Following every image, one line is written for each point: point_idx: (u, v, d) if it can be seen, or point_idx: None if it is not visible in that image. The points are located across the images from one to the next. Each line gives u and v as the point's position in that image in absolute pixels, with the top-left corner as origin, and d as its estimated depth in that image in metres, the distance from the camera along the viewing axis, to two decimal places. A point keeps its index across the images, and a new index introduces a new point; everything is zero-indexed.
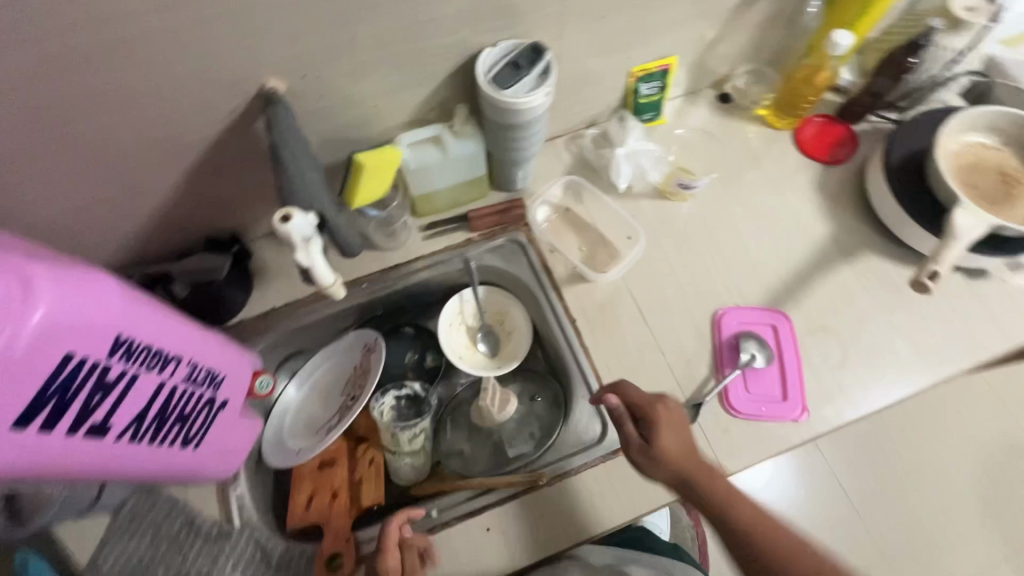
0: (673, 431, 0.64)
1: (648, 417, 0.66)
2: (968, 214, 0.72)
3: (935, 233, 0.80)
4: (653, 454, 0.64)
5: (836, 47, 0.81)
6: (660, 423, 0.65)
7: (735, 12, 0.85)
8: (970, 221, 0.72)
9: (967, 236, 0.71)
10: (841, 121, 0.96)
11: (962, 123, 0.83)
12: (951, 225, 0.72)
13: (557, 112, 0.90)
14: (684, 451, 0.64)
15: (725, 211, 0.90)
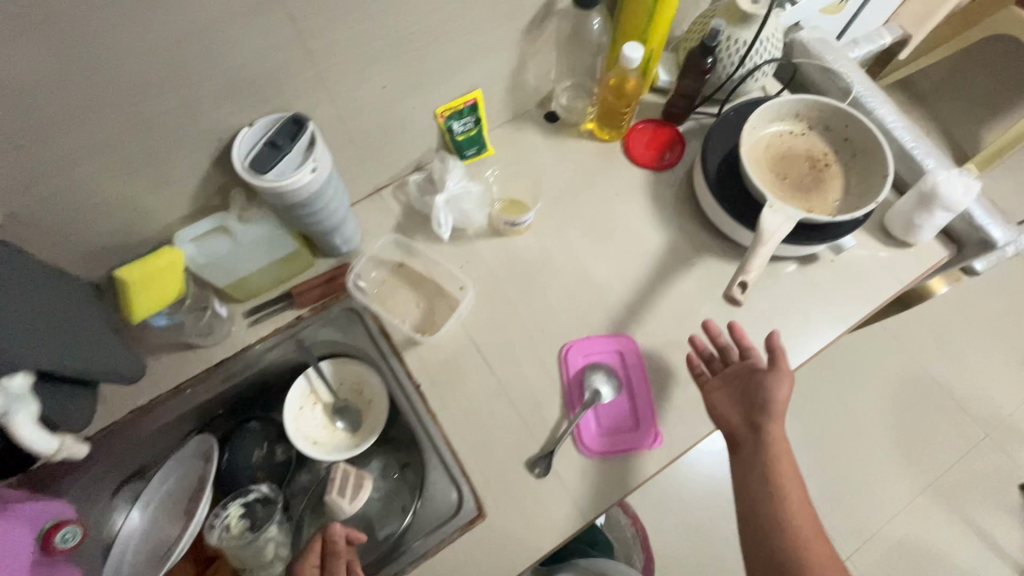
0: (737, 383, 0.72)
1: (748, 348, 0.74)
2: (777, 213, 0.72)
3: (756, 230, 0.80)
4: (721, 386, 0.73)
5: (629, 60, 0.79)
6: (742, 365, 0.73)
7: (528, 37, 0.82)
8: (778, 219, 0.72)
9: (778, 236, 0.71)
10: (666, 123, 0.95)
11: (767, 116, 0.84)
12: (759, 227, 0.71)
13: (372, 165, 0.85)
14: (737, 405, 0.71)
15: (563, 236, 0.87)
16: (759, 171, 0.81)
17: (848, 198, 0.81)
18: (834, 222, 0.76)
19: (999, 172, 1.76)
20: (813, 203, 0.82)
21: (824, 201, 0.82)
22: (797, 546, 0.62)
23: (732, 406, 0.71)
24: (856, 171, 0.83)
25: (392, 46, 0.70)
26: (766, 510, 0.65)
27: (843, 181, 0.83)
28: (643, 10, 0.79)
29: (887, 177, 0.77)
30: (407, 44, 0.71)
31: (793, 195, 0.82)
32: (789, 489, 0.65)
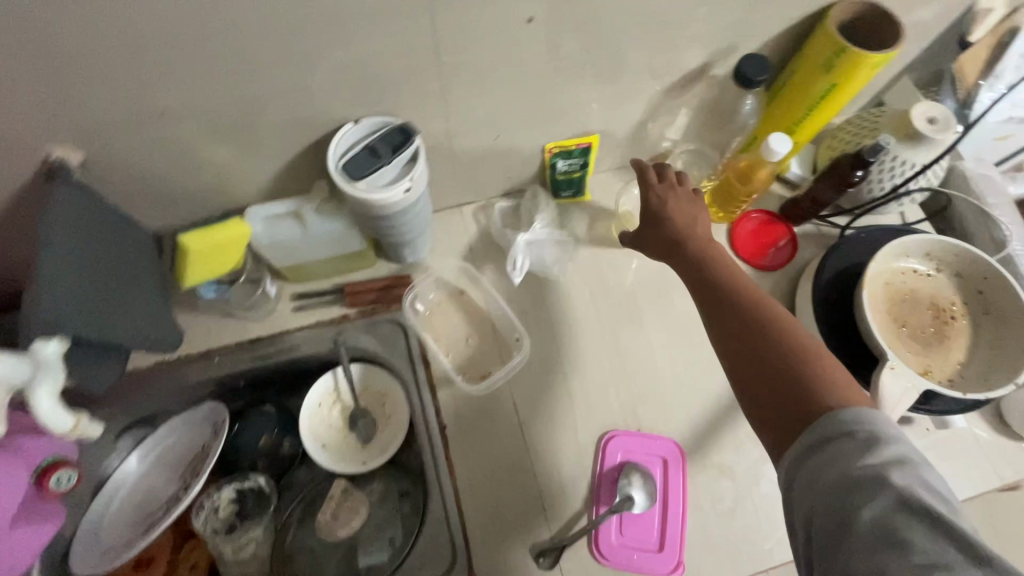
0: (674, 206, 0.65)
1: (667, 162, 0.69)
2: (898, 378, 0.64)
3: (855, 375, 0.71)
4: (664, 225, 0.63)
5: (773, 152, 0.70)
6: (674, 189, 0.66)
7: (666, 96, 0.74)
8: (903, 385, 0.63)
9: (899, 406, 0.63)
10: (782, 220, 0.86)
11: (894, 251, 0.73)
12: (877, 391, 0.63)
13: (463, 182, 0.80)
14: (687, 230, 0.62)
15: (639, 310, 0.80)
16: (878, 310, 0.72)
17: (976, 363, 0.70)
18: (957, 398, 0.65)
19: None
20: (932, 362, 0.70)
21: (946, 361, 0.70)
22: (791, 348, 0.49)
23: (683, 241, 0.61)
24: (989, 332, 0.71)
25: (524, 77, 0.64)
26: (740, 334, 0.52)
27: (972, 341, 0.71)
28: (804, 103, 0.70)
29: None
30: (542, 77, 0.65)
31: (911, 348, 0.70)
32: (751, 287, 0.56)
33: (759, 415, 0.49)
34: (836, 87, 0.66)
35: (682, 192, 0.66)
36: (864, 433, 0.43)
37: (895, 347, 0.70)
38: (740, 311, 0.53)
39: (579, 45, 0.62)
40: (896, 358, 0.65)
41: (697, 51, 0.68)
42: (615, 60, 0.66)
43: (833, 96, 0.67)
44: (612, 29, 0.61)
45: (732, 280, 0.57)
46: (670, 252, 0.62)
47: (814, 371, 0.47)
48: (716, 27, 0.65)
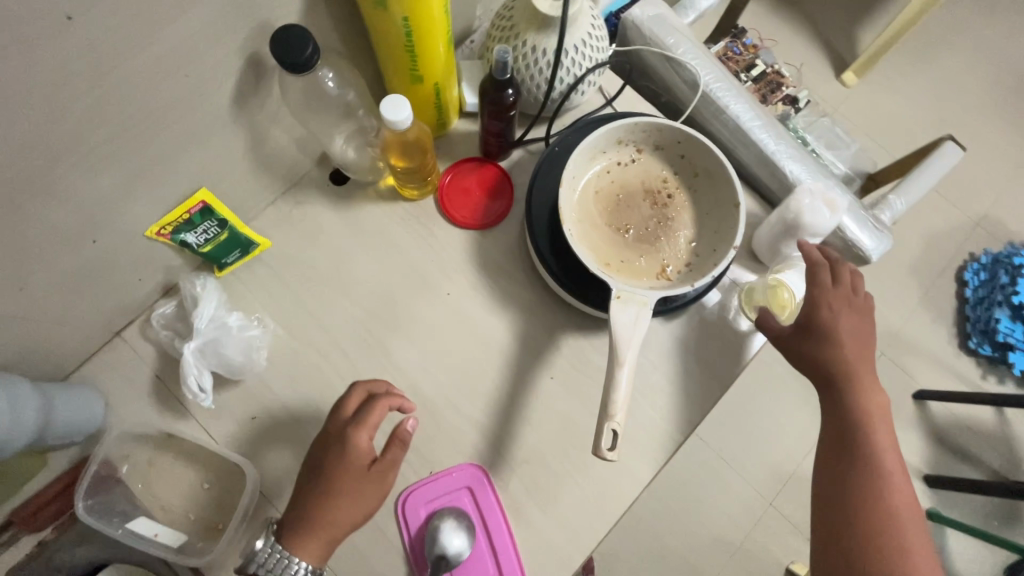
0: (845, 307, 0.60)
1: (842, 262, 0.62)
2: (627, 305, 0.57)
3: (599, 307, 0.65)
4: (828, 317, 0.59)
5: (393, 120, 0.56)
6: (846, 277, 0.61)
7: (248, 107, 0.57)
8: (631, 313, 0.57)
9: (634, 336, 0.56)
10: (487, 161, 0.74)
11: (585, 155, 0.64)
12: (610, 331, 0.56)
13: (85, 318, 0.61)
14: (858, 338, 0.59)
15: (379, 343, 0.68)
16: (593, 230, 0.64)
17: (704, 233, 0.65)
18: (692, 291, 0.60)
19: (883, 70, 1.69)
20: (664, 253, 0.65)
21: (675, 246, 0.65)
22: (850, 471, 0.56)
23: (845, 326, 0.59)
24: (705, 195, 0.66)
25: (1, 201, 0.45)
26: (842, 428, 0.58)
27: (692, 213, 0.66)
28: (397, 41, 0.55)
29: (739, 204, 0.61)
30: (30, 186, 0.46)
31: (640, 251, 0.64)
32: (855, 344, 0.59)
33: (827, 444, 0.59)
34: (408, 13, 0.51)
35: (840, 295, 0.60)
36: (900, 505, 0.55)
37: (623, 260, 0.64)
38: (833, 388, 0.59)
39: (35, 131, 0.43)
40: (619, 285, 0.58)
41: (228, 49, 0.50)
42: (120, 116, 0.47)
43: (416, 23, 0.53)
44: (57, 93, 0.42)
45: (861, 396, 0.58)
46: (831, 346, 0.59)
47: (868, 480, 0.56)
48: (220, 15, 0.47)
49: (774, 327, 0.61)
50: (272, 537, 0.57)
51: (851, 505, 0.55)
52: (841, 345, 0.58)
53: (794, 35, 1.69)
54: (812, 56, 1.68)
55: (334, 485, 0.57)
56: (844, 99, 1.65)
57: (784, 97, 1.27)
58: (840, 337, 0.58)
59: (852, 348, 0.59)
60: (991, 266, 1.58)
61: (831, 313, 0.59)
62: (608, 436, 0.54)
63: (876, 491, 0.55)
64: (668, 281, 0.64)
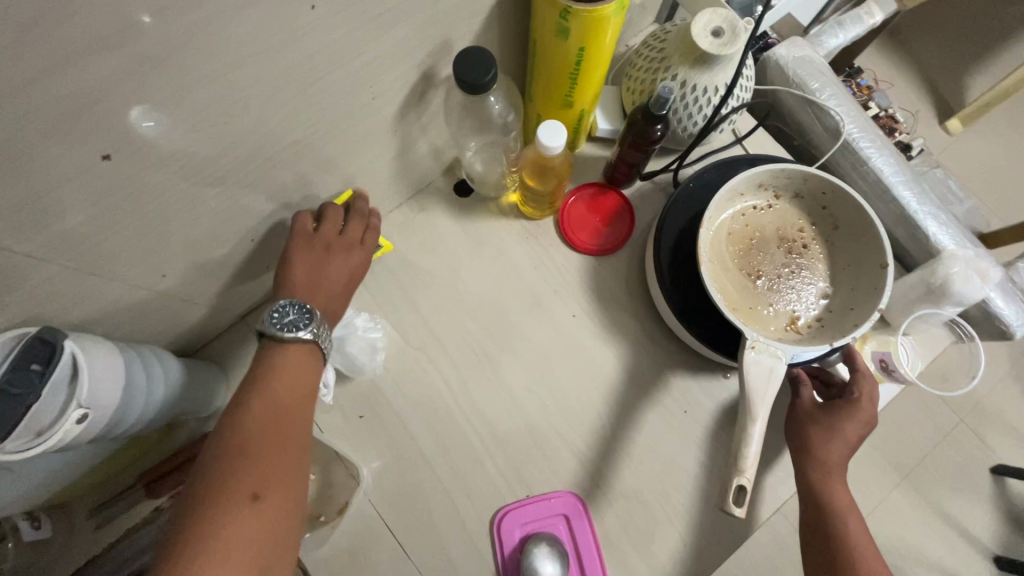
0: (848, 406, 0.59)
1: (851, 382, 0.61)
2: (761, 356, 0.55)
3: (719, 352, 0.64)
4: (838, 408, 0.60)
5: (547, 143, 0.56)
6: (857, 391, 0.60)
7: (407, 118, 0.58)
8: (765, 366, 0.54)
9: (769, 388, 0.54)
10: (610, 187, 0.74)
11: (725, 195, 0.62)
12: (742, 381, 0.54)
13: (224, 301, 0.64)
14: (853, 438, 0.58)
15: (488, 357, 0.69)
16: (722, 273, 0.63)
17: (839, 289, 0.62)
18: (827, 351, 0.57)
19: (997, 121, 1.60)
20: (794, 304, 0.62)
21: (807, 299, 0.62)
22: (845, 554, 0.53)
23: (853, 420, 0.59)
24: (844, 250, 0.63)
25: (194, 189, 0.47)
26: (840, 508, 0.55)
27: (827, 267, 0.63)
28: (563, 68, 0.55)
29: (888, 265, 0.58)
30: (219, 179, 0.48)
31: (770, 300, 0.62)
32: (839, 440, 0.58)
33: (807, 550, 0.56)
34: (585, 42, 0.51)
35: (840, 407, 0.60)
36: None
37: (752, 307, 0.62)
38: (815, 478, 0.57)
39: (237, 129, 0.45)
40: (755, 334, 0.56)
41: (410, 65, 0.51)
42: (306, 120, 0.49)
43: (589, 53, 0.53)
44: (264, 96, 0.44)
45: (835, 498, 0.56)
46: (829, 445, 0.58)
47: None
48: (411, 32, 0.48)
49: (803, 397, 0.62)
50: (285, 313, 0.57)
51: None
52: (839, 429, 0.59)
53: (902, 77, 1.62)
54: (920, 99, 1.61)
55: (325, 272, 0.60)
56: (951, 148, 1.57)
57: (895, 144, 1.22)
58: (837, 425, 0.59)
59: (850, 434, 0.58)
60: None
61: (826, 408, 0.60)
62: (734, 490, 0.51)
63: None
64: (797, 334, 0.61)
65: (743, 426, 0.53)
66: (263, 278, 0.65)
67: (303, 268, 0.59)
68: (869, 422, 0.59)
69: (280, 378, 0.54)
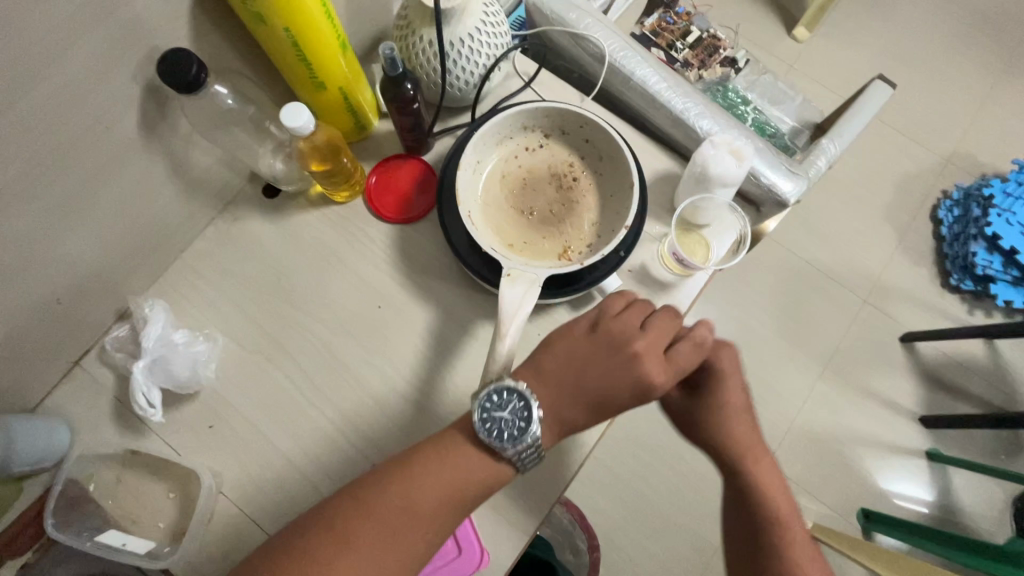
0: (722, 368, 0.62)
1: (715, 359, 0.62)
2: (516, 283, 0.59)
3: None
4: (714, 377, 0.62)
5: (296, 125, 0.59)
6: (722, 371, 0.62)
7: (161, 132, 0.61)
8: (520, 290, 0.59)
9: (520, 310, 0.58)
10: (410, 156, 0.77)
11: (487, 140, 0.66)
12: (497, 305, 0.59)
13: (38, 353, 0.65)
14: (738, 394, 0.62)
15: (322, 342, 0.71)
16: (498, 216, 0.67)
17: (609, 213, 0.67)
18: (584, 269, 0.63)
19: (830, 21, 1.70)
20: (569, 233, 0.67)
21: (581, 225, 0.67)
22: (768, 525, 0.60)
23: (728, 383, 0.62)
24: (609, 176, 0.68)
25: None
26: (750, 452, 0.62)
27: (597, 193, 0.68)
28: (291, 52, 0.58)
29: (635, 185, 0.63)
30: None
31: (545, 233, 0.67)
32: (735, 415, 0.62)
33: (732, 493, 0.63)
34: (289, 22, 0.54)
35: (716, 375, 0.62)
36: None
37: (527, 242, 0.66)
38: (723, 440, 0.62)
39: None
40: (512, 264, 0.60)
41: (125, 77, 0.53)
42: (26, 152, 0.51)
43: (301, 32, 0.56)
44: None
45: (742, 444, 0.62)
46: (730, 418, 0.62)
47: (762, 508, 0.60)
48: (106, 47, 0.50)
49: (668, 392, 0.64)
50: (518, 405, 0.55)
51: (761, 513, 0.60)
52: (723, 396, 0.62)
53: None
54: (758, 17, 1.69)
55: (578, 378, 0.56)
56: (797, 54, 1.66)
57: (722, 60, 1.30)
58: (722, 390, 0.62)
59: (736, 404, 0.62)
60: (964, 201, 1.56)
61: (709, 377, 0.62)
62: None
63: (762, 544, 0.59)
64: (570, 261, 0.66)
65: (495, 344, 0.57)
66: (73, 317, 0.66)
67: (585, 370, 0.56)
68: (739, 375, 0.63)
69: (462, 483, 0.54)
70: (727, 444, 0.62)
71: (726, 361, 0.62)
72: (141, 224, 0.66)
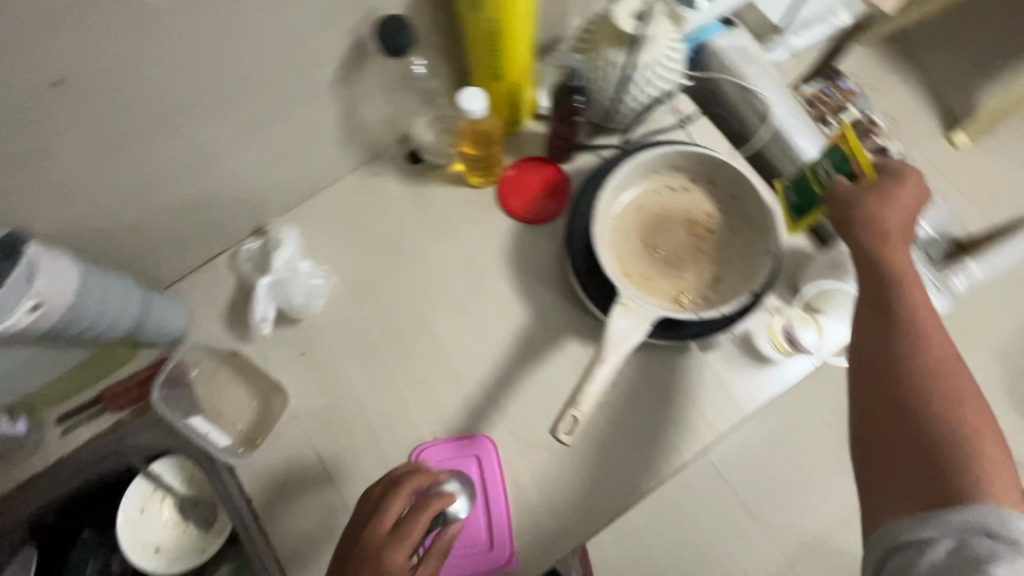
0: (880, 197, 0.59)
1: (887, 163, 0.62)
2: (629, 314, 0.59)
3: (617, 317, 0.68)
4: (880, 196, 0.59)
5: (469, 107, 0.63)
6: (903, 175, 0.60)
7: (348, 83, 0.66)
8: (630, 324, 0.59)
9: (626, 342, 0.59)
10: (549, 161, 0.79)
11: (636, 169, 0.67)
12: (604, 331, 0.59)
13: (185, 243, 0.72)
14: (902, 227, 0.58)
15: (421, 310, 0.75)
16: (624, 244, 0.67)
17: (733, 273, 0.66)
18: (695, 320, 0.63)
19: (998, 134, 1.57)
20: (685, 281, 0.67)
21: (702, 276, 0.66)
22: (917, 382, 0.50)
23: (890, 215, 0.58)
24: (743, 237, 0.67)
25: (148, 127, 0.55)
26: (886, 274, 0.56)
27: (726, 251, 0.67)
28: (486, 41, 0.62)
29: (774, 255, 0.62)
30: (171, 119, 0.56)
31: (665, 273, 0.67)
32: (916, 287, 0.55)
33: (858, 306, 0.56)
34: (496, 13, 0.58)
35: (884, 181, 0.59)
36: (939, 558, 0.44)
37: (645, 277, 0.67)
38: (871, 260, 0.57)
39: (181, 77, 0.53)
40: (628, 294, 0.60)
41: (340, 30, 0.59)
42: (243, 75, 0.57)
43: (504, 24, 0.59)
44: (204, 45, 0.51)
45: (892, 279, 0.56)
46: (875, 258, 0.57)
47: (905, 314, 0.53)
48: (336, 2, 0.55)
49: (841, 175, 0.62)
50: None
51: (894, 324, 0.53)
52: (889, 199, 0.58)
53: (902, 86, 1.60)
54: (920, 110, 1.59)
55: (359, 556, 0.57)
56: (953, 160, 1.54)
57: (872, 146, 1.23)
58: (876, 225, 0.58)
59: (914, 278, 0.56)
60: None
61: (876, 196, 0.59)
62: (569, 422, 0.56)
63: (891, 384, 0.51)
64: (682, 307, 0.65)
65: (594, 367, 0.58)
66: (221, 222, 0.73)
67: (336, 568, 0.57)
68: (921, 203, 0.60)
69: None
70: (882, 301, 0.55)
71: (903, 199, 0.59)
72: (301, 157, 0.72)
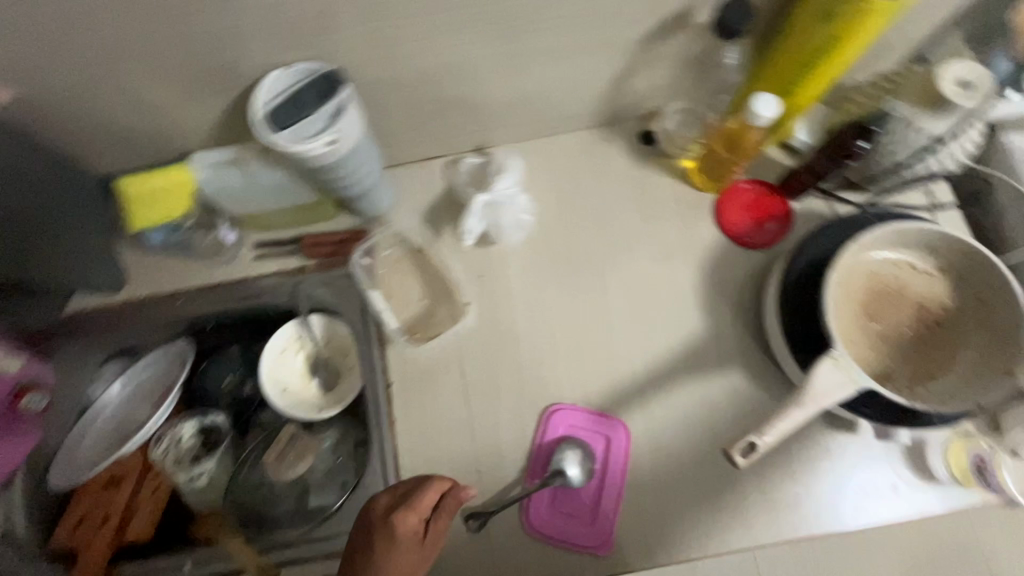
0: None
1: None
2: (837, 370, 0.57)
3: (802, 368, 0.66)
4: None
5: (756, 113, 0.62)
6: None
7: (643, 45, 0.66)
8: (834, 380, 0.56)
9: (827, 397, 0.56)
10: (780, 192, 0.77)
11: (892, 236, 0.63)
12: (808, 376, 0.57)
13: (425, 135, 0.76)
14: None
15: (603, 282, 0.76)
16: (845, 302, 0.64)
17: (950, 377, 0.62)
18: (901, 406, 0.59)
19: None
20: (893, 365, 0.63)
21: (915, 366, 0.63)
22: None
23: None
24: (973, 345, 0.63)
25: (474, 19, 0.59)
26: None
27: (950, 352, 0.63)
28: (804, 56, 0.60)
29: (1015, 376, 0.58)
30: (493, 19, 0.59)
31: (877, 348, 0.63)
32: None
33: None
34: (837, 34, 0.55)
35: None
36: None
37: (853, 342, 0.64)
38: None
39: None
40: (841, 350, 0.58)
41: None
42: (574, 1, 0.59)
43: (837, 47, 0.57)
44: None
45: None
46: None
47: None
48: None
49: None
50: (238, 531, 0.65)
51: None
52: None
53: None
54: None
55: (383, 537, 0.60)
56: None
57: None
58: None
59: None
60: None
61: None
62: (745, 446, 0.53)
63: None
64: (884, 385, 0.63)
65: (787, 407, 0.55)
66: (463, 129, 0.76)
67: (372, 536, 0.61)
68: None
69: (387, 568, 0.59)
70: None
71: None
72: (558, 97, 0.74)
